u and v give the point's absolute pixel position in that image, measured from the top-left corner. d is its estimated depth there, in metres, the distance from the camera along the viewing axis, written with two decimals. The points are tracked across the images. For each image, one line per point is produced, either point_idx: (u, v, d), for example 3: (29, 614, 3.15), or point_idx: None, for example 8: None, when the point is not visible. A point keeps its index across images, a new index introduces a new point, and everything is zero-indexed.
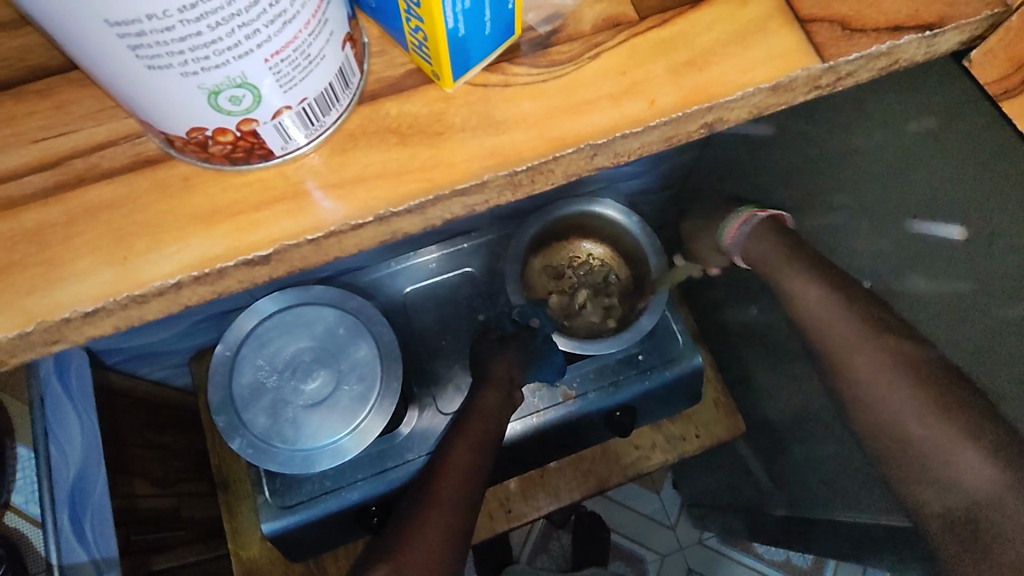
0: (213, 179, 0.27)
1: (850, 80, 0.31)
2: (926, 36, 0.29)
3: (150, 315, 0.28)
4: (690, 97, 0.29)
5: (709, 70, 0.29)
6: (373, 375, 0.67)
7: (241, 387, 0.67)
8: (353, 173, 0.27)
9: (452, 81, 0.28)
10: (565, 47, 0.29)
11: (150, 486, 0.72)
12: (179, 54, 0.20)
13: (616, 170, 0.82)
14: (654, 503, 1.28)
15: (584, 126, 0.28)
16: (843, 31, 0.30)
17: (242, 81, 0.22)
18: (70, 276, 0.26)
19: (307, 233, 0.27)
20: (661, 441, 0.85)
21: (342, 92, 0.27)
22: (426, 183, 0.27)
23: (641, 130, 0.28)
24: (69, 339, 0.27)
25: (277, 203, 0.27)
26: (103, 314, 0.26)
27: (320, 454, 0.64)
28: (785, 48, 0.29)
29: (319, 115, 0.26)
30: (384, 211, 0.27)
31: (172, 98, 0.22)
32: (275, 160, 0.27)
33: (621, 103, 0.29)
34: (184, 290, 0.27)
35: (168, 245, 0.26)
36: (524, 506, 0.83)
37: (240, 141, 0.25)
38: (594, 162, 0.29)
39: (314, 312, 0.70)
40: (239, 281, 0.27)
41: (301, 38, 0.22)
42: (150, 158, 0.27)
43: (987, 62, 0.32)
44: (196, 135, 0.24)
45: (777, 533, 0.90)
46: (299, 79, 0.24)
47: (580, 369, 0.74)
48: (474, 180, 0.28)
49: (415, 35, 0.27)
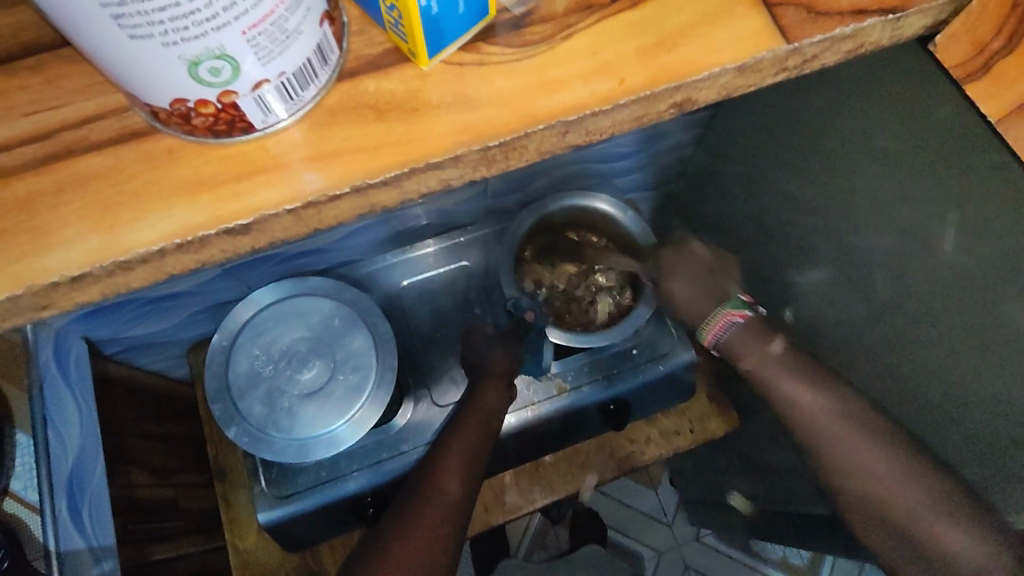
0: (196, 152, 0.28)
1: (817, 63, 0.32)
2: (889, 19, 0.30)
3: (135, 283, 0.29)
4: (658, 76, 0.30)
5: (677, 50, 0.30)
6: (368, 364, 0.68)
7: (238, 376, 0.68)
8: (333, 147, 0.29)
9: (428, 60, 0.29)
10: (538, 27, 0.31)
11: (149, 473, 0.73)
12: (159, 25, 0.21)
13: (612, 165, 0.82)
14: (651, 500, 1.29)
15: (555, 103, 0.29)
16: (809, 13, 0.31)
17: (221, 53, 0.23)
18: (58, 242, 0.27)
19: (286, 203, 0.28)
20: (655, 435, 0.86)
21: (320, 68, 0.28)
22: (402, 157, 0.29)
23: (610, 108, 0.29)
24: (58, 305, 0.28)
25: (257, 175, 0.28)
26: (90, 281, 0.27)
27: (315, 441, 0.65)
28: (752, 29, 0.30)
29: (298, 90, 0.27)
30: (360, 183, 0.28)
31: (154, 69, 0.23)
32: (255, 133, 0.28)
33: (591, 82, 0.30)
34: (168, 257, 0.28)
35: (152, 215, 0.28)
36: (519, 498, 0.84)
37: (222, 113, 0.26)
38: (566, 139, 0.30)
39: (310, 302, 0.71)
40: (221, 250, 0.28)
41: (277, 12, 0.23)
42: (136, 131, 0.28)
43: (952, 45, 0.33)
44: (179, 107, 0.25)
45: (770, 526, 0.90)
46: (277, 53, 0.25)
47: (575, 364, 0.74)
48: (448, 154, 0.29)
49: (390, 13, 0.28)
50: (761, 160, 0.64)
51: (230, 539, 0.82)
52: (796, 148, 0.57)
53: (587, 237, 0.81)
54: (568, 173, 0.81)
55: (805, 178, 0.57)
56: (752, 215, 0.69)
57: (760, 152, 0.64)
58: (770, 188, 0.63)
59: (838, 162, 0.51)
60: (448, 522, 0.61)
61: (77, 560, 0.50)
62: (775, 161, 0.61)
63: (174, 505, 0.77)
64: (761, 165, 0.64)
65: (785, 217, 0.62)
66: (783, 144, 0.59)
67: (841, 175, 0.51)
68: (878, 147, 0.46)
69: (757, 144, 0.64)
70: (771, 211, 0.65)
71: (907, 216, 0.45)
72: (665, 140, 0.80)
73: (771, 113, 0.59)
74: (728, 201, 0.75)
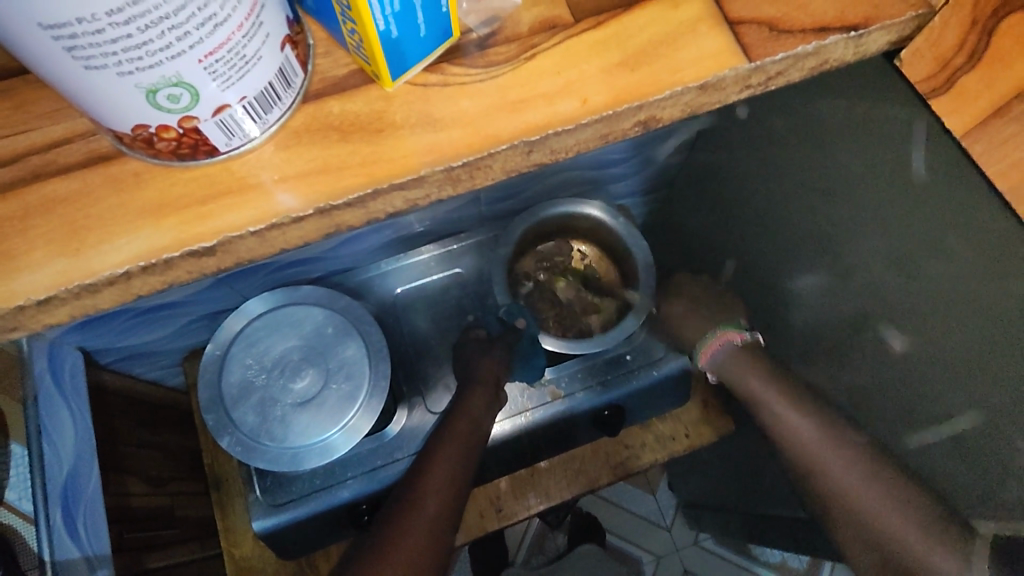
0: (162, 174, 0.29)
1: (781, 79, 0.32)
2: (852, 36, 0.31)
3: (103, 304, 0.29)
4: (621, 95, 0.30)
5: (639, 70, 0.30)
6: (360, 373, 0.68)
7: (230, 386, 0.68)
8: (298, 168, 0.29)
9: (391, 81, 0.30)
10: (503, 48, 0.31)
11: (143, 484, 0.73)
12: (113, 55, 0.21)
13: (605, 172, 0.82)
14: (650, 505, 1.29)
15: (519, 123, 0.30)
16: (771, 32, 0.31)
17: (178, 81, 0.23)
18: (24, 266, 0.27)
19: (250, 225, 0.28)
20: (651, 440, 0.85)
21: (284, 91, 0.28)
22: (367, 178, 0.29)
23: (573, 127, 0.30)
24: (26, 326, 0.28)
25: (224, 197, 0.29)
26: (57, 303, 0.28)
27: (306, 452, 0.66)
28: (714, 48, 0.31)
29: (262, 113, 0.28)
30: (324, 204, 0.29)
31: (112, 96, 0.23)
32: (221, 156, 0.28)
33: (555, 102, 0.30)
34: (134, 279, 0.28)
35: (118, 238, 0.28)
36: (515, 505, 0.83)
37: (185, 137, 0.27)
38: (531, 158, 0.31)
39: (302, 311, 0.71)
40: (187, 271, 0.29)
41: (234, 40, 0.24)
42: (103, 155, 0.29)
43: (916, 61, 0.33)
44: (142, 133, 0.26)
45: (766, 532, 0.90)
46: (237, 79, 0.25)
47: (568, 369, 0.75)
48: (412, 174, 0.29)
49: (352, 36, 0.28)
50: (751, 167, 0.63)
51: (224, 547, 0.81)
52: (780, 156, 0.57)
53: (579, 246, 0.83)
54: (564, 178, 0.81)
55: (790, 187, 0.57)
56: (744, 222, 0.69)
57: (749, 159, 0.63)
58: (758, 196, 0.63)
59: (820, 171, 0.51)
60: (438, 527, 0.60)
61: (74, 566, 0.50)
62: (763, 168, 0.60)
63: (170, 514, 0.77)
64: (750, 173, 0.64)
65: (773, 226, 0.62)
66: (769, 151, 0.58)
67: (823, 185, 0.51)
68: (856, 158, 0.46)
69: (746, 151, 0.64)
70: (759, 219, 0.65)
71: (885, 224, 0.45)
72: (656, 148, 0.80)
73: (759, 123, 0.59)
74: (720, 208, 0.75)
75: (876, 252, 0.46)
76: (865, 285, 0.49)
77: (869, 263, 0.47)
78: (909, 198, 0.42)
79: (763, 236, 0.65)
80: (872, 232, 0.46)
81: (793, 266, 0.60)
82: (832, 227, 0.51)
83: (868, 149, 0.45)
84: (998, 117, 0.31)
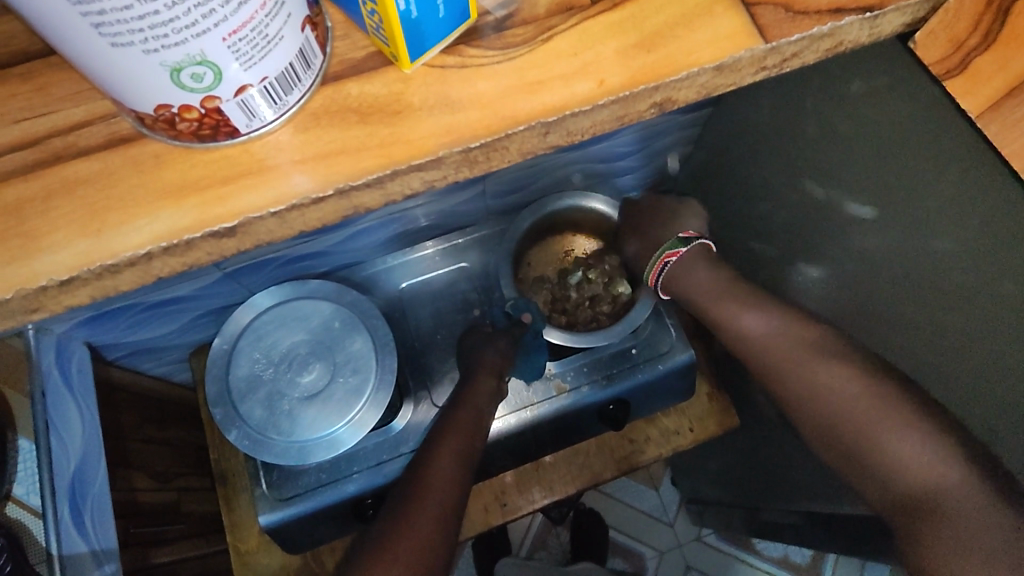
0: (182, 156, 0.29)
1: (796, 61, 0.32)
2: (866, 17, 0.31)
3: (124, 285, 0.29)
4: (637, 76, 0.30)
5: (656, 50, 0.31)
6: (367, 367, 0.68)
7: (239, 379, 0.68)
8: (318, 150, 0.29)
9: (410, 63, 0.30)
10: (520, 30, 0.31)
11: (150, 478, 0.73)
12: (139, 32, 0.21)
13: (612, 165, 0.81)
14: (652, 500, 1.29)
15: (536, 105, 0.30)
16: (786, 13, 0.31)
17: (202, 59, 0.23)
18: (47, 247, 0.27)
19: (270, 206, 0.28)
20: (655, 435, 0.85)
21: (303, 72, 0.28)
22: (384, 159, 0.29)
23: (590, 108, 0.30)
24: (47, 308, 0.29)
25: (242, 178, 0.29)
26: (78, 284, 0.28)
27: (314, 446, 0.66)
28: (730, 29, 0.31)
29: (281, 94, 0.28)
30: (343, 185, 0.29)
31: (137, 75, 0.23)
32: (240, 137, 0.29)
33: (571, 83, 0.30)
34: (155, 260, 0.28)
35: (140, 219, 0.28)
36: (520, 499, 0.83)
37: (206, 118, 0.27)
38: (547, 139, 0.31)
39: (310, 305, 0.71)
40: (207, 252, 0.29)
41: (257, 18, 0.24)
42: (123, 137, 0.29)
43: (930, 42, 0.33)
44: (164, 113, 0.26)
45: (769, 528, 0.90)
46: (259, 58, 0.25)
47: (573, 364, 0.74)
48: (430, 156, 0.29)
49: (371, 17, 0.28)
50: (758, 156, 0.63)
51: (230, 542, 0.81)
52: (788, 144, 0.56)
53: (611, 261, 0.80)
54: (572, 172, 0.80)
55: (795, 178, 0.57)
56: (750, 214, 0.69)
57: (757, 149, 0.63)
58: (764, 187, 0.63)
59: (830, 159, 0.50)
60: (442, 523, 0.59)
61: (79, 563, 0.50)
62: (772, 157, 0.60)
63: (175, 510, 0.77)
64: (758, 163, 0.64)
65: (780, 220, 0.62)
66: (777, 139, 0.58)
67: (833, 172, 0.51)
68: (867, 144, 0.46)
69: (753, 142, 0.64)
70: (764, 212, 0.65)
71: (894, 209, 0.45)
72: (663, 140, 0.79)
73: (769, 112, 0.58)
74: (727, 200, 0.74)
75: (884, 241, 0.46)
76: (872, 269, 0.48)
77: (879, 251, 0.48)
78: (918, 186, 0.42)
79: (770, 227, 0.64)
80: (882, 220, 0.46)
81: (800, 257, 0.60)
82: (841, 216, 0.51)
83: (880, 133, 0.44)
84: (1012, 97, 0.31)
